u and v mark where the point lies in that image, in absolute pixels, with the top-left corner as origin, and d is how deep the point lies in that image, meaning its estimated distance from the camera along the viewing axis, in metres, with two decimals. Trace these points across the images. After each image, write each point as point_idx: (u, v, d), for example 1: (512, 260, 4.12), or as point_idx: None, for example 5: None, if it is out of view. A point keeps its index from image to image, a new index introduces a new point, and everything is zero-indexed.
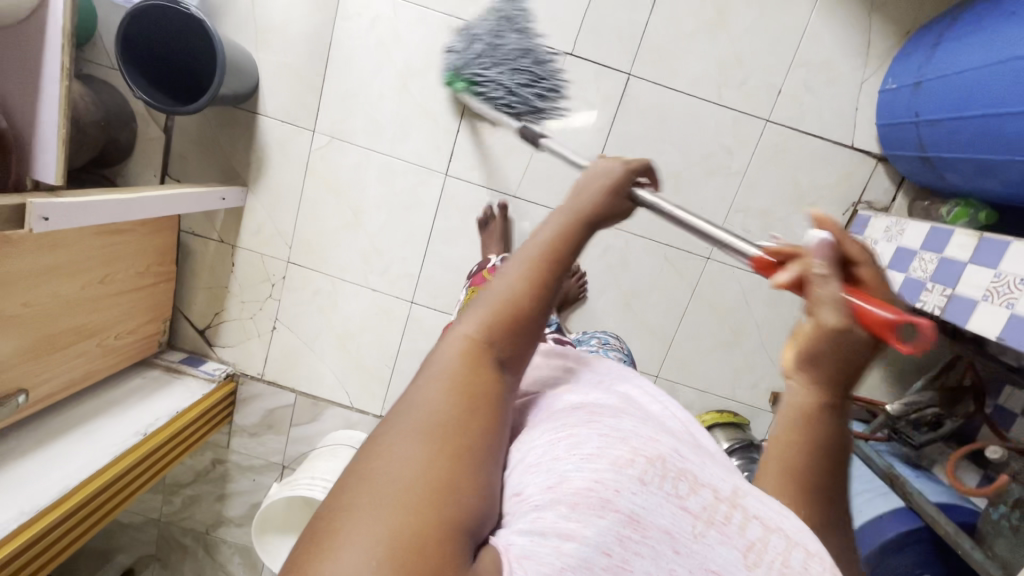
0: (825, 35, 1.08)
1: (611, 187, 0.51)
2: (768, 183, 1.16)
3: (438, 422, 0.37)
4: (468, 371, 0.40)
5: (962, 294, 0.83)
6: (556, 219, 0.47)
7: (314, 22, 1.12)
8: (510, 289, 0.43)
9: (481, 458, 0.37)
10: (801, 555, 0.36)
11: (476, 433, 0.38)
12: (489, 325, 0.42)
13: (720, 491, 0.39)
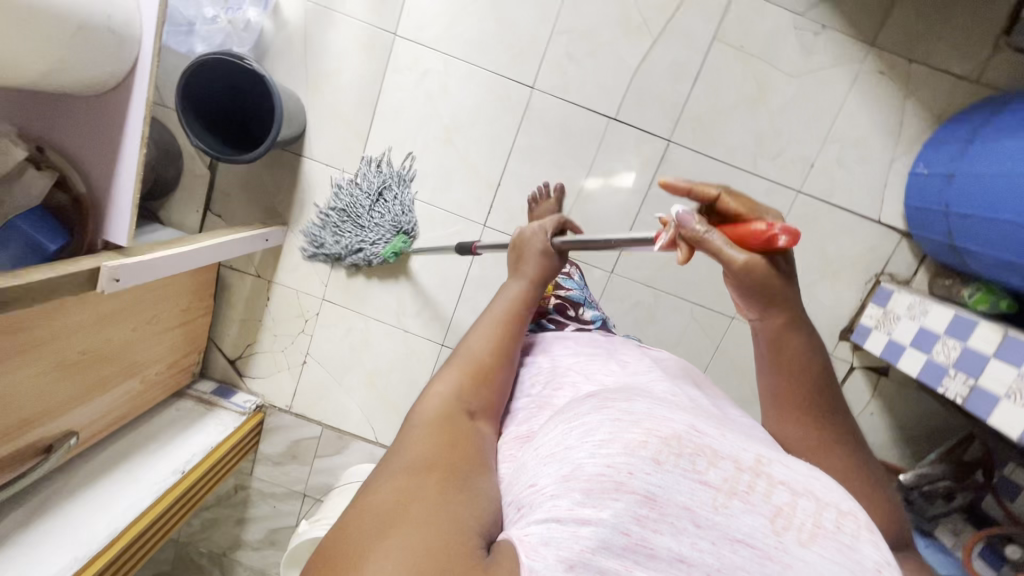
0: (861, 115, 1.11)
1: (543, 250, 0.67)
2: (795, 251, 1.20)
3: (429, 457, 0.45)
4: (446, 420, 0.50)
5: (985, 387, 0.87)
6: (509, 295, 0.63)
7: (364, 72, 1.14)
8: (478, 347, 0.57)
9: (471, 480, 0.44)
10: (837, 516, 0.40)
11: (465, 461, 0.46)
12: (465, 379, 0.54)
13: (744, 462, 0.41)
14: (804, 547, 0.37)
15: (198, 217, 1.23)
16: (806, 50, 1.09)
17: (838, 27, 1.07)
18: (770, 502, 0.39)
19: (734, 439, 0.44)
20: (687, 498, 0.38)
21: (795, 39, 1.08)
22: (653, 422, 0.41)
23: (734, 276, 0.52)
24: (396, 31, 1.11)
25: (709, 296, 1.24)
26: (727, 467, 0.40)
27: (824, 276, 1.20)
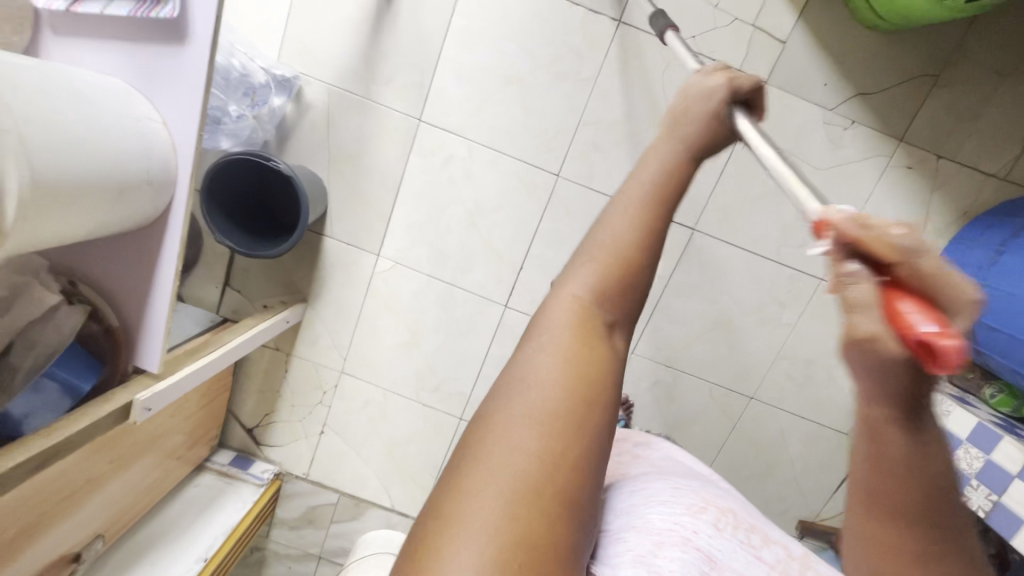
0: (887, 207, 1.11)
1: (711, 112, 0.49)
2: (816, 336, 1.20)
3: (550, 403, 0.35)
4: (576, 338, 0.37)
5: (1008, 505, 0.88)
6: (665, 151, 0.45)
7: (388, 155, 1.13)
8: (617, 234, 0.41)
9: (591, 453, 0.34)
10: None
11: (589, 412, 0.35)
12: (600, 288, 0.39)
13: (792, 552, 0.45)
14: None
15: (217, 292, 1.22)
16: (834, 143, 1.08)
17: (867, 121, 1.06)
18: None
19: (781, 535, 0.47)
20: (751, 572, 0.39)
21: (823, 132, 1.07)
22: (718, 502, 0.44)
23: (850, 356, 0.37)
24: (420, 116, 1.11)
25: (730, 376, 1.24)
26: (783, 555, 0.43)
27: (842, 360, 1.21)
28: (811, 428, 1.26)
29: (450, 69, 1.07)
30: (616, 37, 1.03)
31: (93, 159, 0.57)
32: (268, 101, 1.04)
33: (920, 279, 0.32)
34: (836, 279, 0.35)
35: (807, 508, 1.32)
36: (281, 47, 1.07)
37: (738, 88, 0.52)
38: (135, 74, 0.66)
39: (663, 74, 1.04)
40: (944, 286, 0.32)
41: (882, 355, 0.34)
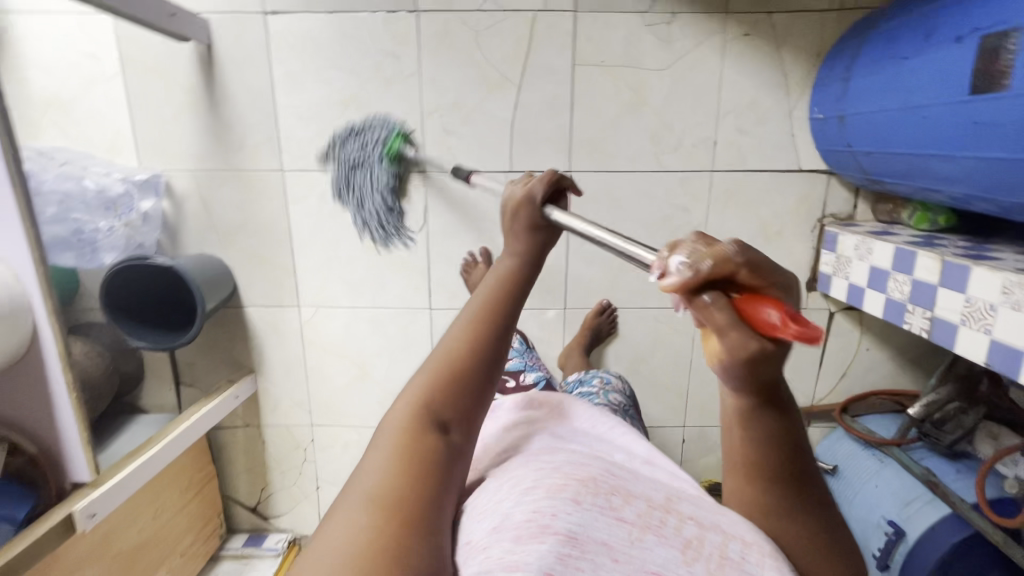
0: (742, 79, 1.10)
1: (530, 223, 0.56)
2: (731, 227, 1.19)
3: (393, 485, 0.41)
4: (412, 432, 0.43)
5: (942, 317, 0.85)
6: (496, 275, 0.53)
7: (270, 213, 1.18)
8: (450, 347, 0.48)
9: (426, 528, 0.40)
10: (739, 545, 0.43)
11: (419, 493, 0.41)
12: (434, 393, 0.46)
13: (654, 501, 0.47)
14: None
15: (174, 393, 1.29)
16: (666, 41, 1.08)
17: (687, 8, 1.06)
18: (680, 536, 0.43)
19: (650, 485, 0.49)
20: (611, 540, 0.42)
21: (650, 35, 1.07)
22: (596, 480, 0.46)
23: (728, 363, 0.36)
24: (282, 167, 1.15)
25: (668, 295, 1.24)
26: (652, 504, 0.46)
27: (767, 241, 1.19)
28: None
29: (289, 113, 1.12)
30: (421, 24, 1.06)
31: None
32: (134, 208, 1.09)
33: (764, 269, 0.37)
34: (698, 312, 0.36)
35: (799, 394, 1.30)
36: (137, 154, 1.13)
37: (542, 187, 0.58)
38: None
39: (478, 41, 1.07)
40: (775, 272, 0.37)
41: (757, 363, 0.36)
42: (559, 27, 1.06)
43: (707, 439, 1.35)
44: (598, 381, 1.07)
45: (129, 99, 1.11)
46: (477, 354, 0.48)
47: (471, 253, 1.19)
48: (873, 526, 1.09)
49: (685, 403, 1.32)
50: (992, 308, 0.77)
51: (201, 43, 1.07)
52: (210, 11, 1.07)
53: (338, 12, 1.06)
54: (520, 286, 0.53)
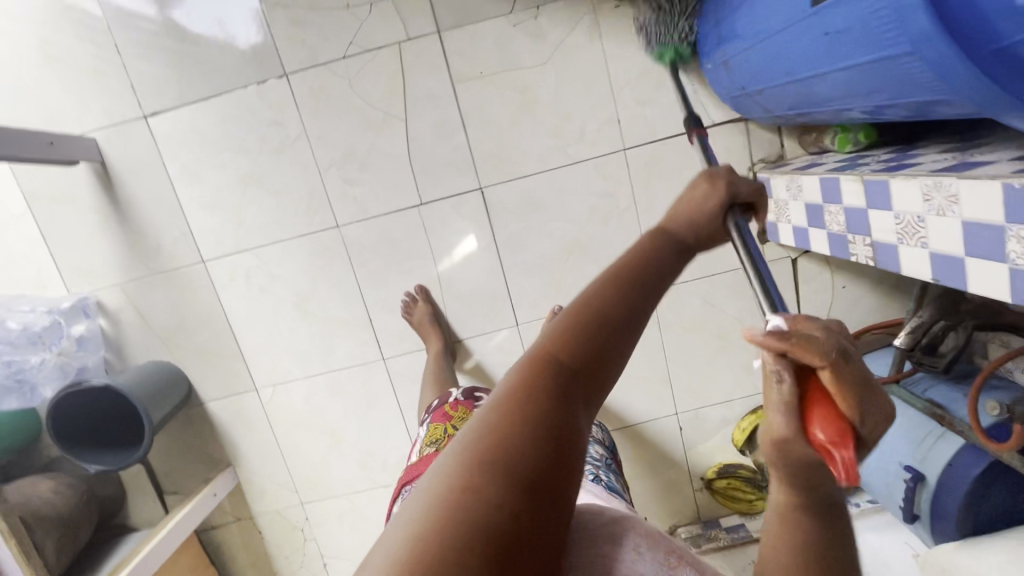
0: (627, 50, 1.06)
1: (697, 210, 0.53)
2: (662, 199, 1.13)
3: (492, 429, 0.36)
4: (534, 372, 0.39)
5: (881, 240, 0.78)
6: (651, 246, 0.49)
7: (202, 305, 1.17)
8: (591, 296, 0.44)
9: (536, 473, 0.35)
10: None
11: (536, 430, 0.36)
12: (569, 340, 0.41)
13: None
14: None
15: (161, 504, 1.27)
16: (537, 35, 1.05)
17: None
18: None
19: None
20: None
21: (521, 34, 1.05)
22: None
23: (771, 434, 0.43)
24: (202, 258, 1.14)
25: None
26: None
27: None
28: (729, 280, 1.18)
29: (194, 206, 1.12)
30: (294, 86, 1.05)
31: None
32: (64, 335, 1.08)
33: (850, 388, 0.40)
34: (766, 369, 0.43)
35: None
36: (64, 282, 1.15)
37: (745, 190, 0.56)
38: None
39: (353, 87, 1.05)
40: (863, 395, 0.41)
41: (798, 449, 0.42)
42: (428, 51, 1.04)
43: (705, 420, 1.27)
44: (583, 430, 0.94)
45: (43, 232, 1.12)
46: (617, 318, 0.43)
47: (408, 293, 1.16)
48: (893, 475, 0.99)
49: (672, 390, 1.25)
50: (921, 219, 0.69)
51: (93, 161, 1.09)
52: (95, 129, 1.08)
53: (214, 96, 1.07)
54: (670, 262, 0.49)
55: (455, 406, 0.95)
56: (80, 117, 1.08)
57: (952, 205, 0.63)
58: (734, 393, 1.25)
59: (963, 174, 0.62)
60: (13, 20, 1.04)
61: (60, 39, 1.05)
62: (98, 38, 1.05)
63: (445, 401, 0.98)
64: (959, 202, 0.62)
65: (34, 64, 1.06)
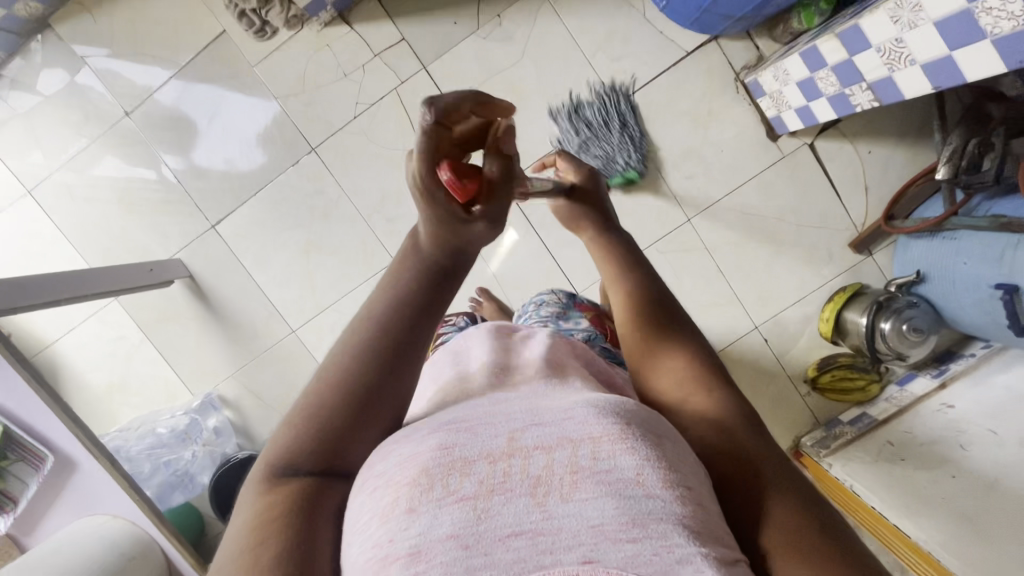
0: (588, 21, 1.17)
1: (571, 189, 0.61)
2: (667, 136, 1.21)
3: (237, 547, 0.35)
4: (276, 493, 0.37)
5: (875, 79, 0.82)
6: (396, 294, 0.42)
7: (305, 370, 1.31)
8: (330, 368, 0.41)
9: None
10: (603, 458, 0.33)
11: (280, 548, 0.34)
12: (304, 440, 0.39)
13: (494, 453, 0.35)
14: (566, 500, 0.32)
15: None
16: (507, 38, 1.18)
17: (506, 3, 1.17)
18: (529, 476, 0.33)
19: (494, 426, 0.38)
20: (459, 525, 0.31)
21: (492, 42, 1.18)
22: (455, 429, 0.37)
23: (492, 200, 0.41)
24: (293, 328, 1.29)
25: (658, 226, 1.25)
26: (492, 452, 0.34)
27: (705, 126, 1.21)
28: (756, 185, 1.23)
29: (273, 286, 1.27)
30: (323, 156, 1.21)
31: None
32: (203, 429, 1.25)
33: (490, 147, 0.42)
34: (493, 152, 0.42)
35: (839, 232, 1.24)
36: (188, 388, 1.31)
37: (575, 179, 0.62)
38: (73, 511, 0.87)
39: (371, 138, 1.20)
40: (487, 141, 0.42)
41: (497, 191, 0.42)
42: (421, 86, 1.19)
43: (786, 325, 1.28)
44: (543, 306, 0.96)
45: (161, 352, 1.30)
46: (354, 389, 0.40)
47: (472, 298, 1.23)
48: (988, 298, 0.99)
49: (743, 307, 1.28)
50: (898, 41, 0.74)
51: (184, 278, 1.26)
52: (178, 251, 1.27)
53: (262, 189, 1.24)
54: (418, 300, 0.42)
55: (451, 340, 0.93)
56: (164, 246, 1.27)
57: (919, 14, 0.69)
58: (804, 290, 1.27)
59: None
60: (94, 188, 1.25)
61: (133, 190, 1.25)
62: (161, 177, 1.24)
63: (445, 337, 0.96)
64: (924, 8, 0.68)
65: (118, 216, 1.26)
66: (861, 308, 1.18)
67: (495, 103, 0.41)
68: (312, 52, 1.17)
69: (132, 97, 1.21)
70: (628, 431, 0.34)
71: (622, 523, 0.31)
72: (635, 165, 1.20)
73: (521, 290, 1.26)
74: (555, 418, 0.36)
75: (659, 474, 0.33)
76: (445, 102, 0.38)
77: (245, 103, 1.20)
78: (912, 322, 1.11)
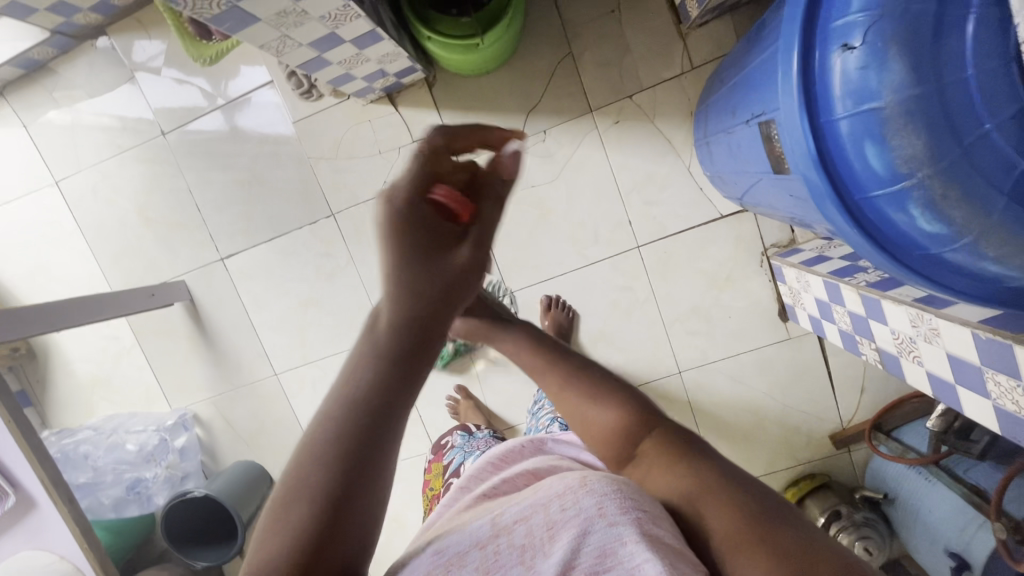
0: (632, 160, 1.15)
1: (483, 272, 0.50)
2: (679, 288, 1.20)
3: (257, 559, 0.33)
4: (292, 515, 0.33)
5: (884, 348, 0.80)
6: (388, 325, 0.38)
7: (277, 410, 1.34)
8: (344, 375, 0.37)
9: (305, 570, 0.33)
10: (571, 501, 0.42)
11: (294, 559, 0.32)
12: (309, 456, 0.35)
13: (489, 531, 0.44)
14: (548, 552, 0.41)
15: None
16: (547, 155, 1.16)
17: (554, 120, 1.14)
18: (516, 545, 0.42)
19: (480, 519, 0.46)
20: None
21: (532, 156, 1.17)
22: (447, 540, 0.45)
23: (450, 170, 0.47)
24: (275, 372, 1.32)
25: (648, 368, 1.24)
26: (482, 539, 0.43)
27: (721, 289, 1.19)
28: (754, 357, 1.22)
29: (265, 328, 1.30)
30: (341, 223, 1.22)
31: None
32: (169, 450, 1.28)
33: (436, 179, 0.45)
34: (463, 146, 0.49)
35: (824, 422, 1.23)
36: (167, 399, 1.36)
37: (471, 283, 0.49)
38: (27, 538, 0.92)
39: None
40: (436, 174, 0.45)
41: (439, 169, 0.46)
42: None
43: None
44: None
45: (148, 360, 1.35)
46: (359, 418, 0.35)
47: (451, 396, 1.27)
48: (942, 557, 0.99)
49: None
50: (912, 339, 0.72)
51: (184, 300, 1.29)
52: (184, 273, 1.29)
53: (275, 236, 1.25)
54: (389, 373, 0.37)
55: (443, 457, 1.01)
56: (171, 265, 1.29)
57: (935, 336, 0.67)
58: (775, 465, 1.27)
59: (939, 309, 0.65)
60: (116, 194, 1.27)
61: (153, 205, 1.27)
62: (182, 200, 1.26)
63: (439, 450, 1.05)
64: (940, 334, 0.66)
65: (134, 226, 1.28)
66: (822, 505, 1.18)
67: (479, 126, 0.50)
68: (353, 123, 1.17)
69: (171, 119, 1.22)
70: (585, 481, 0.43)
71: (598, 559, 0.39)
72: (821, 476, 1.24)
73: (498, 395, 1.27)
74: (530, 498, 0.45)
75: (616, 503, 0.41)
76: (448, 128, 0.48)
77: (277, 152, 1.21)
78: (867, 541, 1.09)
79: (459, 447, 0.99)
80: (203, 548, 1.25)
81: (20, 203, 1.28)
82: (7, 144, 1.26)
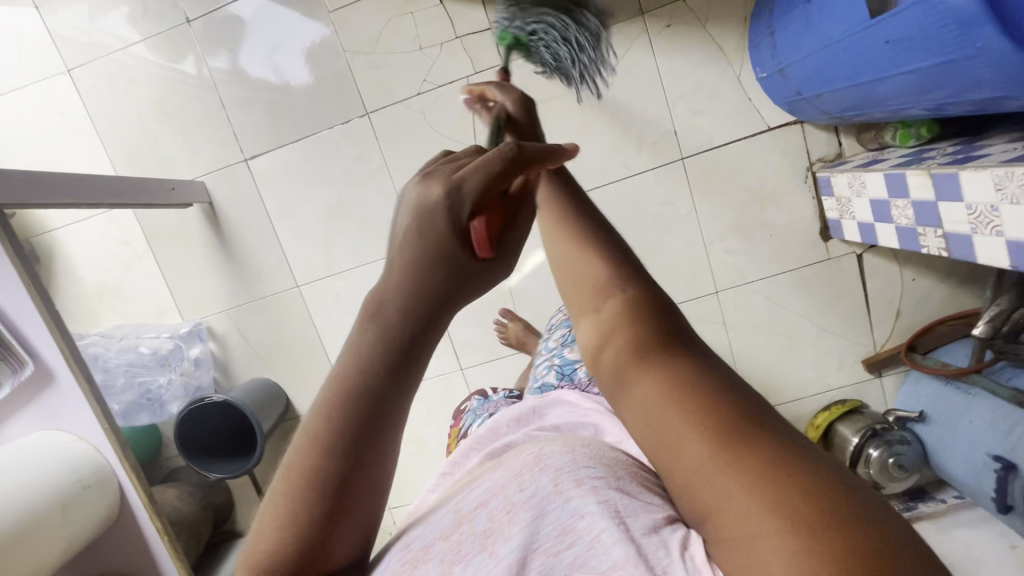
0: (682, 65, 1.12)
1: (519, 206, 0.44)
2: (722, 204, 1.17)
3: (287, 507, 0.35)
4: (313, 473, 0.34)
5: (954, 231, 0.79)
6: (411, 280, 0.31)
7: (297, 324, 1.28)
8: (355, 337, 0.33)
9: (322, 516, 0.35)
10: (530, 478, 0.37)
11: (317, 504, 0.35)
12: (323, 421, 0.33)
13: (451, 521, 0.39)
14: (507, 538, 0.35)
15: None
16: None
17: None
18: (478, 533, 0.37)
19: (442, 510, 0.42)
20: None
21: None
22: (408, 537, 0.41)
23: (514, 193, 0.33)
24: (297, 283, 1.26)
25: (684, 287, 1.22)
26: (445, 529, 0.39)
27: (763, 205, 1.17)
28: (793, 278, 1.20)
29: (289, 236, 1.24)
30: (376, 124, 1.17)
31: (28, 490, 0.78)
32: (184, 357, 1.24)
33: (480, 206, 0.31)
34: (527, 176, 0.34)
35: (858, 346, 1.22)
36: (179, 310, 1.29)
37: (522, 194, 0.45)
38: (44, 417, 0.86)
39: (428, 120, 1.16)
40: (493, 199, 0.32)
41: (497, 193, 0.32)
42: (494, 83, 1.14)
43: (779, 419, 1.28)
44: (569, 352, 0.80)
45: (160, 268, 1.28)
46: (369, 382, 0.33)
47: (499, 321, 1.24)
48: (982, 465, 0.98)
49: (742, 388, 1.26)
50: (993, 209, 0.71)
51: (203, 203, 1.23)
52: (203, 173, 1.23)
53: (304, 137, 1.19)
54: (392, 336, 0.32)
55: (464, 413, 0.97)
56: (190, 165, 1.23)
57: None
58: (806, 390, 1.26)
59: None
60: (134, 86, 1.20)
61: (173, 99, 1.20)
62: (205, 95, 1.19)
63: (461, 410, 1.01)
64: None
65: (153, 122, 1.21)
66: (854, 428, 1.16)
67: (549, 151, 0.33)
68: (394, 16, 1.12)
69: (198, 5, 1.16)
70: (540, 455, 0.39)
71: (557, 539, 0.34)
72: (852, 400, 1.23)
73: (530, 311, 1.23)
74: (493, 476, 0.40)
75: (571, 476, 0.36)
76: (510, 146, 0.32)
77: (311, 45, 1.15)
78: (899, 457, 1.10)
79: (475, 409, 0.93)
80: (219, 462, 1.18)
81: (32, 91, 1.21)
82: (19, 25, 1.18)
